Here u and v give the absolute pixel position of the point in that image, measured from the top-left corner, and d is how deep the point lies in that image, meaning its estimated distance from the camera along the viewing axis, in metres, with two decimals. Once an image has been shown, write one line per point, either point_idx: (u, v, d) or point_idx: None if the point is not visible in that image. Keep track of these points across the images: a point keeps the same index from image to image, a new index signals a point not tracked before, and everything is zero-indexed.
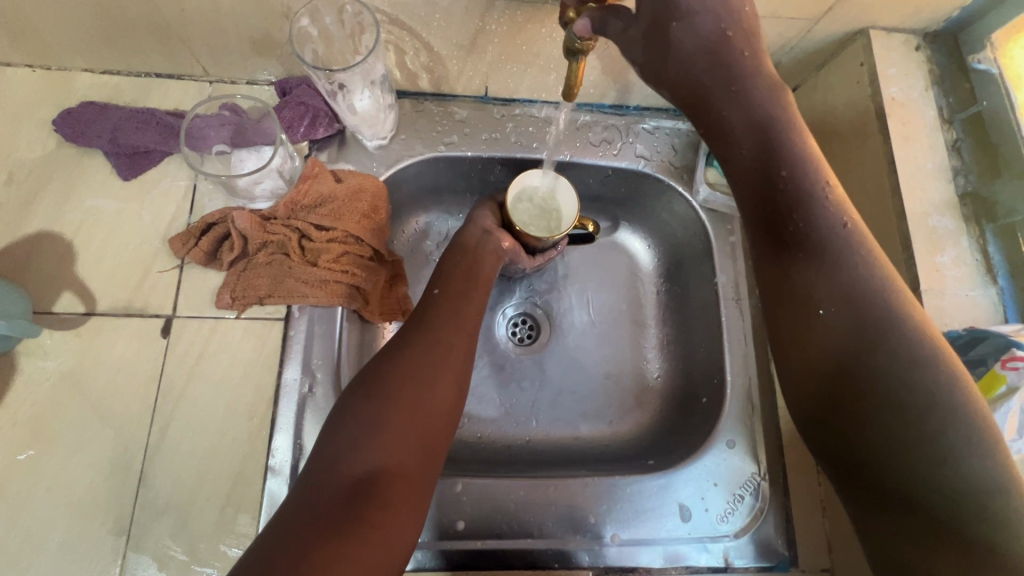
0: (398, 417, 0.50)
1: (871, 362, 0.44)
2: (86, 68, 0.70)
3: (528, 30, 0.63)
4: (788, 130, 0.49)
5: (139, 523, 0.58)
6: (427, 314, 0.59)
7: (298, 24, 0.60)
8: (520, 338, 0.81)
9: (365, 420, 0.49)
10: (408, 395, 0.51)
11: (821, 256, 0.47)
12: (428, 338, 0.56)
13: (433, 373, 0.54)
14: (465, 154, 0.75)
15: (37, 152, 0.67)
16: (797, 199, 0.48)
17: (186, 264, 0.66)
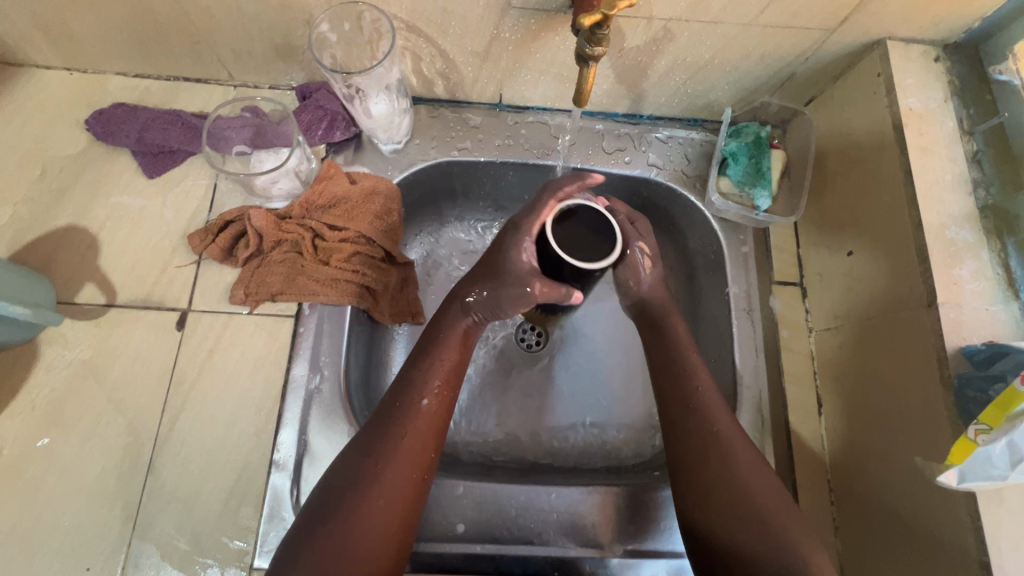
0: (345, 553, 0.48)
1: (726, 497, 0.53)
2: (120, 72, 0.73)
3: (542, 37, 0.64)
4: (697, 391, 0.59)
5: (145, 512, 0.59)
6: (403, 431, 0.54)
7: (318, 29, 0.62)
8: (528, 343, 0.80)
9: (316, 558, 0.47)
10: (367, 530, 0.49)
11: (699, 438, 0.56)
12: (376, 453, 0.53)
13: (396, 505, 0.51)
14: (478, 159, 0.76)
15: (70, 150, 0.71)
16: (704, 437, 0.56)
17: (203, 259, 0.67)
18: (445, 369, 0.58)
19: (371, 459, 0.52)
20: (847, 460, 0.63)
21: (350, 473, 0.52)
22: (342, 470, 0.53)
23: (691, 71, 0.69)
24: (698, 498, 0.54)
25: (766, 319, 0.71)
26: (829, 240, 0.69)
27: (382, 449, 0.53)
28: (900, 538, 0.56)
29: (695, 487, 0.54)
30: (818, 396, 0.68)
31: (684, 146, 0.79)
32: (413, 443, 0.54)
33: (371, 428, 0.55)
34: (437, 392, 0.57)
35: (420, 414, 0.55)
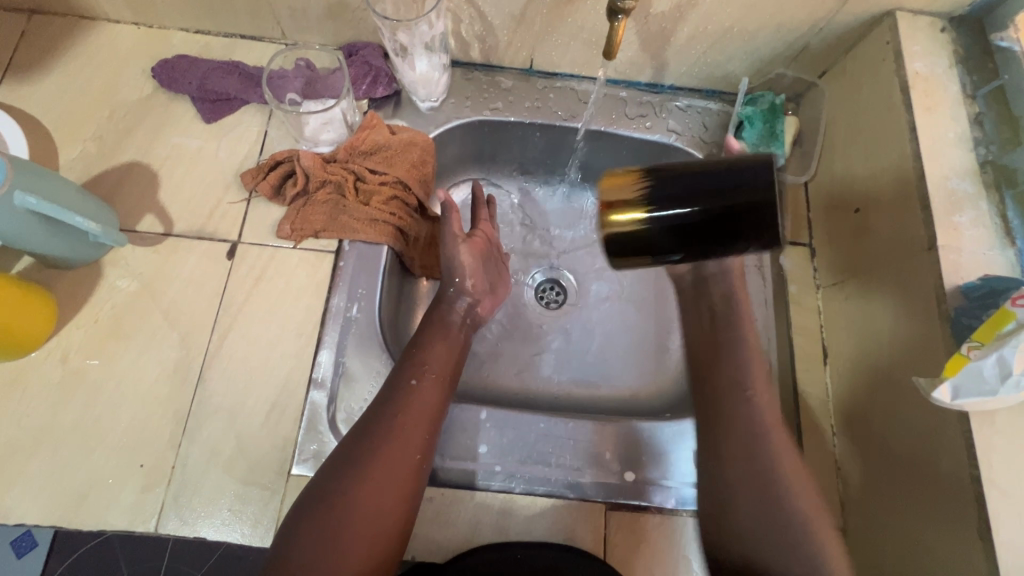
0: (385, 445, 0.55)
1: (750, 471, 0.58)
2: (182, 28, 0.80)
3: (574, 1, 0.69)
4: (748, 386, 0.62)
5: (194, 418, 0.63)
6: (397, 411, 0.57)
7: None
8: (548, 301, 0.86)
9: (360, 446, 0.54)
10: (367, 500, 0.52)
11: (742, 427, 0.60)
12: (411, 370, 0.61)
13: (395, 481, 0.53)
14: (509, 119, 0.81)
15: (135, 95, 0.77)
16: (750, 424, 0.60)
17: (253, 197, 0.73)
18: (434, 359, 0.62)
19: (366, 436, 0.55)
20: (851, 403, 0.67)
21: (349, 450, 0.55)
22: (343, 447, 0.55)
23: (712, 39, 0.74)
24: (735, 482, 0.58)
25: (776, 275, 0.76)
26: (838, 201, 0.73)
27: (377, 428, 0.56)
28: (898, 466, 0.59)
29: (730, 466, 0.59)
30: (825, 346, 0.72)
31: (703, 115, 0.83)
32: (408, 422, 0.56)
33: (371, 410, 0.58)
34: (426, 377, 0.60)
35: (411, 395, 0.58)
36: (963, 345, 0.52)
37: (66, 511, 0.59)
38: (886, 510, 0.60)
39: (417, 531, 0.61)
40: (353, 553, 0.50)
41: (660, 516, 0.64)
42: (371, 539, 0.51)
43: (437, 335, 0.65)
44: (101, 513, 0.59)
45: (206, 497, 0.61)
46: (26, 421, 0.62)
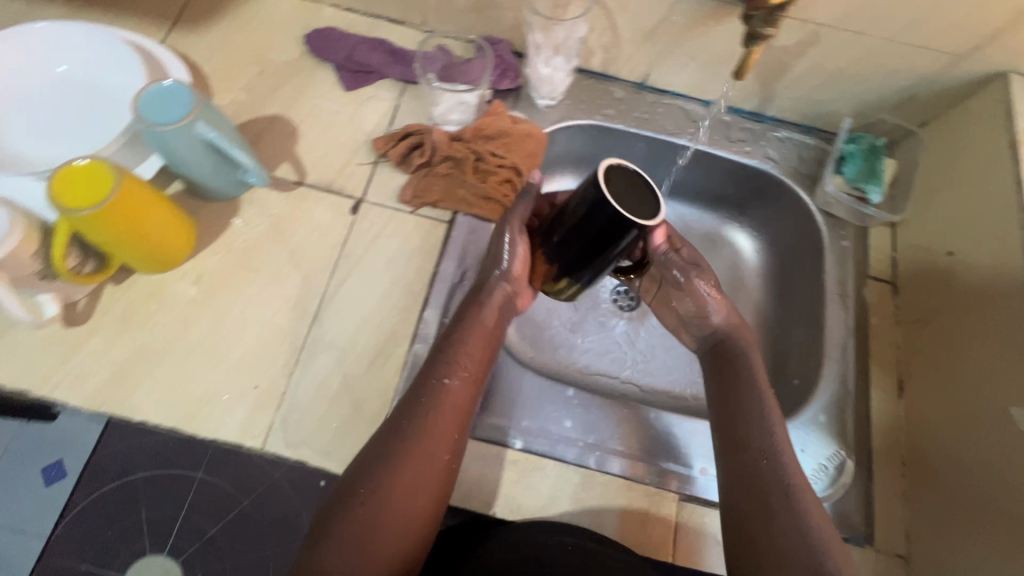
0: (410, 447, 0.53)
1: (782, 516, 0.55)
2: (333, 4, 0.87)
3: (706, 26, 0.75)
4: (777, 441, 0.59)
5: (307, 352, 0.68)
6: (433, 412, 0.55)
7: None
8: (621, 305, 0.91)
9: (386, 449, 0.53)
10: (396, 503, 0.51)
11: (774, 476, 0.57)
12: (436, 370, 0.58)
13: (425, 483, 0.52)
14: (618, 126, 0.86)
15: (284, 57, 0.84)
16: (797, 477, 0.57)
17: (380, 162, 0.79)
18: (471, 356, 0.60)
19: (394, 438, 0.53)
20: (926, 436, 0.70)
21: (378, 452, 0.53)
22: (368, 449, 0.54)
23: (825, 78, 0.79)
24: (772, 523, 0.55)
25: (858, 306, 0.79)
26: (930, 244, 0.77)
27: (405, 430, 0.54)
28: (972, 500, 0.62)
29: (751, 507, 0.56)
30: (903, 380, 0.75)
31: (799, 147, 0.88)
32: (439, 423, 0.55)
33: (397, 409, 0.56)
34: (463, 375, 0.58)
35: (445, 395, 0.56)
36: None
37: (188, 417, 0.64)
38: (952, 541, 0.62)
39: (501, 491, 0.64)
40: (382, 559, 0.49)
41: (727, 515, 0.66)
42: (402, 543, 0.50)
43: (476, 335, 0.61)
44: (217, 425, 0.64)
45: (311, 425, 0.65)
46: (160, 331, 0.67)
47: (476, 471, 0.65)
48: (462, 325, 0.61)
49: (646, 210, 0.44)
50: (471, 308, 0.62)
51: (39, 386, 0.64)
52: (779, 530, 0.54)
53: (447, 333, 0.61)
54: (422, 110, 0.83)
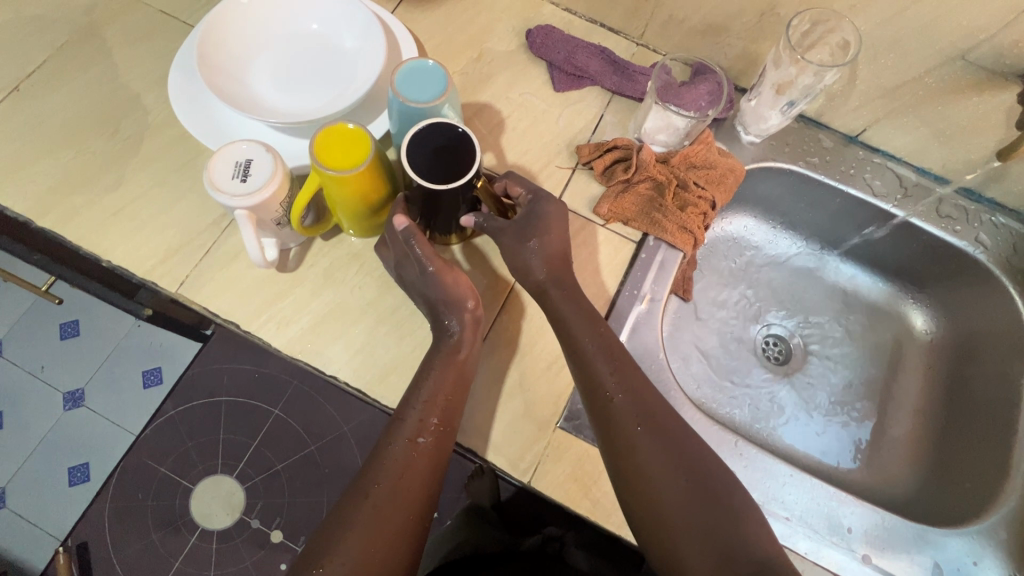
0: (392, 513, 0.55)
1: (673, 483, 0.57)
2: (554, 3, 0.87)
3: (961, 93, 0.70)
4: (619, 374, 0.62)
5: (488, 344, 0.69)
6: (398, 472, 0.57)
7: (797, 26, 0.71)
8: (771, 356, 0.90)
9: (373, 512, 0.55)
10: (363, 557, 0.53)
11: (656, 445, 0.59)
12: (418, 423, 0.59)
13: (396, 538, 0.55)
14: (820, 177, 0.83)
15: (501, 47, 0.85)
16: (634, 410, 0.60)
17: (578, 169, 0.79)
18: (437, 403, 0.60)
19: (365, 496, 0.56)
20: None
21: (350, 510, 0.55)
22: (343, 504, 0.57)
23: None
24: (674, 530, 0.56)
25: None
26: None
27: (380, 485, 0.56)
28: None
29: (632, 465, 0.58)
30: None
31: (1014, 237, 0.81)
32: (408, 480, 0.57)
33: (368, 465, 0.58)
34: (432, 427, 0.59)
35: (416, 452, 0.58)
36: None
37: (373, 381, 0.66)
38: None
39: None
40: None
41: None
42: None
43: (448, 374, 0.61)
44: (398, 396, 0.66)
45: (485, 416, 0.66)
46: (356, 294, 0.70)
47: None
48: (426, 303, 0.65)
49: (458, 173, 0.59)
50: (450, 351, 0.63)
51: (247, 321, 0.68)
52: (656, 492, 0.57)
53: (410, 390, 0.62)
54: (626, 124, 0.82)
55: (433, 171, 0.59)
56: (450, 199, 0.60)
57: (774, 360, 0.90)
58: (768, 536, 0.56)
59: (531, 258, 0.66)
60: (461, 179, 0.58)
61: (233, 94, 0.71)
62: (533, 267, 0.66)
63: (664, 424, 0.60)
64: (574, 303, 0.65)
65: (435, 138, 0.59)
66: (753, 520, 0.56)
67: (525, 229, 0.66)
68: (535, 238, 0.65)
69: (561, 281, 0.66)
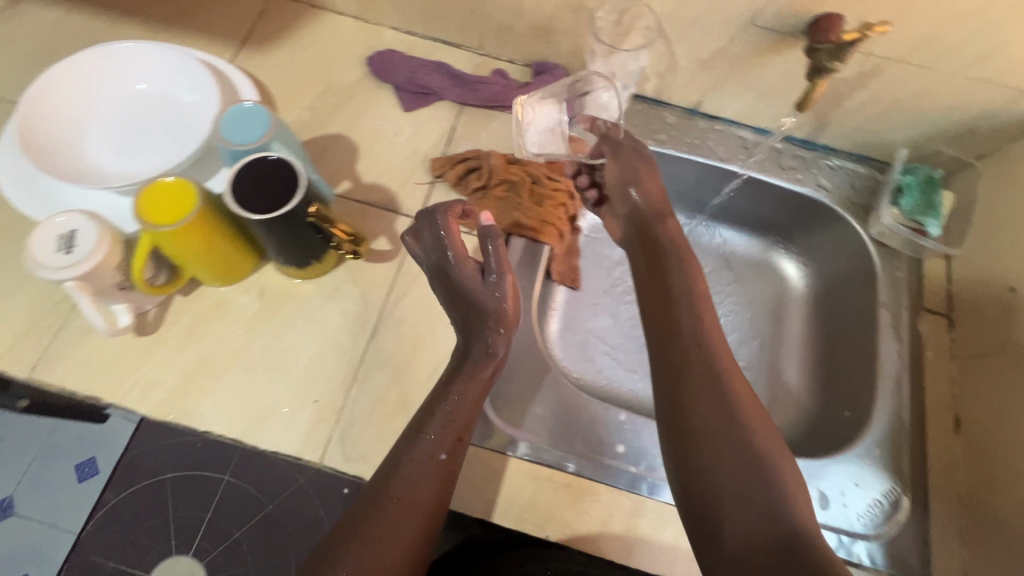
0: (398, 528, 0.51)
1: (749, 462, 0.50)
2: (394, 27, 0.90)
3: (765, 56, 0.75)
4: (706, 346, 0.59)
5: (365, 369, 0.70)
6: (417, 487, 0.53)
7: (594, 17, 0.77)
8: None
9: (377, 529, 0.51)
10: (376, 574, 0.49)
11: (716, 402, 0.54)
12: (440, 433, 0.56)
13: (406, 557, 0.51)
14: (669, 151, 0.88)
15: (346, 77, 0.87)
16: (706, 379, 0.55)
17: (437, 183, 0.81)
18: (455, 420, 0.57)
19: (377, 513, 0.52)
20: (984, 479, 0.68)
21: (362, 526, 0.51)
22: (353, 520, 0.51)
23: (881, 108, 0.79)
24: (699, 407, 0.54)
25: (913, 337, 0.78)
26: (990, 279, 0.75)
27: (399, 501, 0.52)
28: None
29: (675, 358, 0.59)
30: (957, 417, 0.74)
31: (852, 177, 0.88)
32: (422, 494, 0.53)
33: (385, 476, 0.54)
34: (449, 443, 0.56)
35: (436, 468, 0.54)
36: None
37: (250, 429, 0.66)
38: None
39: (550, 513, 0.65)
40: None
41: None
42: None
43: (472, 389, 0.59)
44: (278, 438, 0.65)
45: (369, 440, 0.66)
46: (224, 344, 0.69)
47: (530, 493, 0.66)
48: (473, 301, 0.62)
49: (282, 200, 0.60)
50: (483, 358, 0.60)
51: (110, 393, 0.66)
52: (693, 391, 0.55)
53: (438, 385, 0.60)
54: (478, 131, 0.85)
55: (257, 200, 0.60)
56: (283, 226, 0.61)
57: None
58: (787, 466, 0.50)
59: (638, 203, 0.72)
60: (287, 206, 0.59)
61: (62, 166, 0.69)
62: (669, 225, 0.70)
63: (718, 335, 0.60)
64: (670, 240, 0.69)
65: (254, 170, 0.61)
66: (773, 448, 0.51)
67: (626, 182, 0.73)
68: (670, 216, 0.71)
69: (664, 219, 0.71)
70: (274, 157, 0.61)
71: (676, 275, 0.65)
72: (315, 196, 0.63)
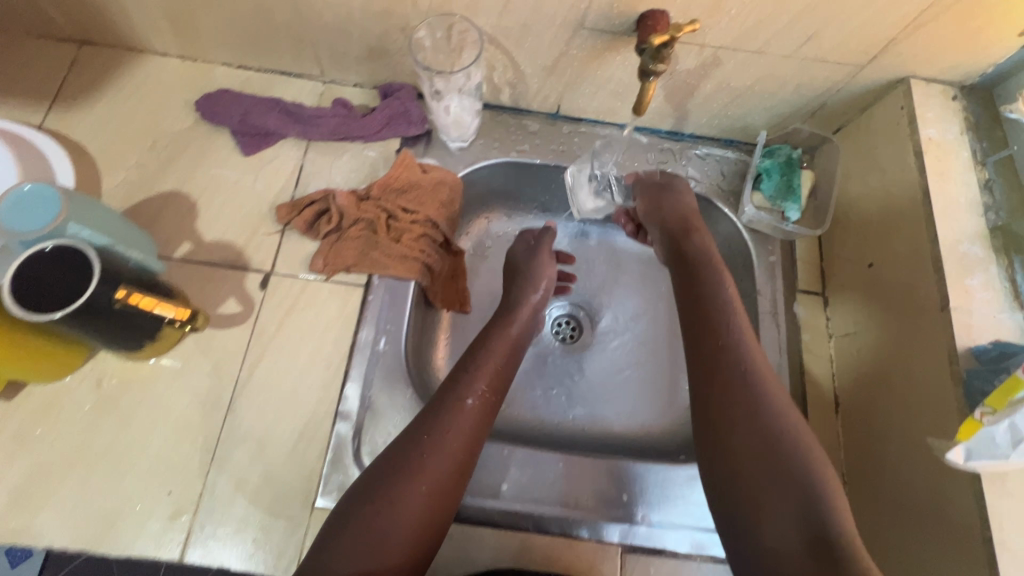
0: (426, 470, 0.55)
1: (768, 465, 0.52)
2: (225, 63, 0.83)
3: (604, 56, 0.72)
4: (739, 347, 0.60)
5: (223, 448, 0.65)
6: (449, 428, 0.58)
7: (415, 35, 0.71)
8: (564, 337, 0.91)
9: (411, 469, 0.55)
10: (411, 507, 0.54)
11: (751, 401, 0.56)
12: (458, 382, 0.63)
13: (437, 492, 0.55)
14: (534, 161, 0.84)
15: (176, 125, 0.80)
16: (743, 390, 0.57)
17: (286, 230, 0.75)
18: (488, 374, 0.64)
19: (417, 451, 0.56)
20: (863, 457, 0.68)
21: (402, 456, 0.56)
22: (392, 453, 0.57)
23: (733, 94, 0.77)
24: (731, 416, 0.56)
25: (790, 321, 0.78)
26: (852, 255, 0.75)
27: (432, 439, 0.57)
28: (903, 518, 0.61)
29: (714, 374, 0.58)
30: (837, 398, 0.74)
31: (721, 164, 0.86)
32: (455, 444, 0.58)
33: (426, 416, 0.59)
34: (479, 394, 0.62)
35: (465, 412, 0.60)
36: (976, 410, 0.54)
37: (96, 536, 0.60)
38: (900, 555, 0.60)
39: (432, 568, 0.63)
40: (393, 553, 0.52)
41: (675, 560, 0.66)
42: (411, 537, 0.53)
43: (501, 345, 0.68)
44: (130, 540, 0.61)
45: (231, 526, 0.62)
46: (60, 446, 0.63)
47: None
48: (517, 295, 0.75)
49: (74, 293, 0.55)
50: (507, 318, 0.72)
51: None
52: (721, 405, 0.56)
53: (474, 346, 0.68)
54: (328, 167, 0.79)
55: (42, 299, 0.54)
56: (88, 319, 0.56)
57: (567, 339, 0.91)
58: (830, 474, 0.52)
59: (673, 209, 0.76)
60: (80, 298, 0.54)
61: None
62: (705, 246, 0.71)
63: (743, 338, 0.60)
64: (698, 249, 0.71)
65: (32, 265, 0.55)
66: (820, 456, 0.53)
67: (658, 198, 0.78)
68: (697, 233, 0.73)
69: (689, 231, 0.74)
70: (50, 248, 0.56)
71: (704, 287, 0.65)
72: (116, 279, 0.57)
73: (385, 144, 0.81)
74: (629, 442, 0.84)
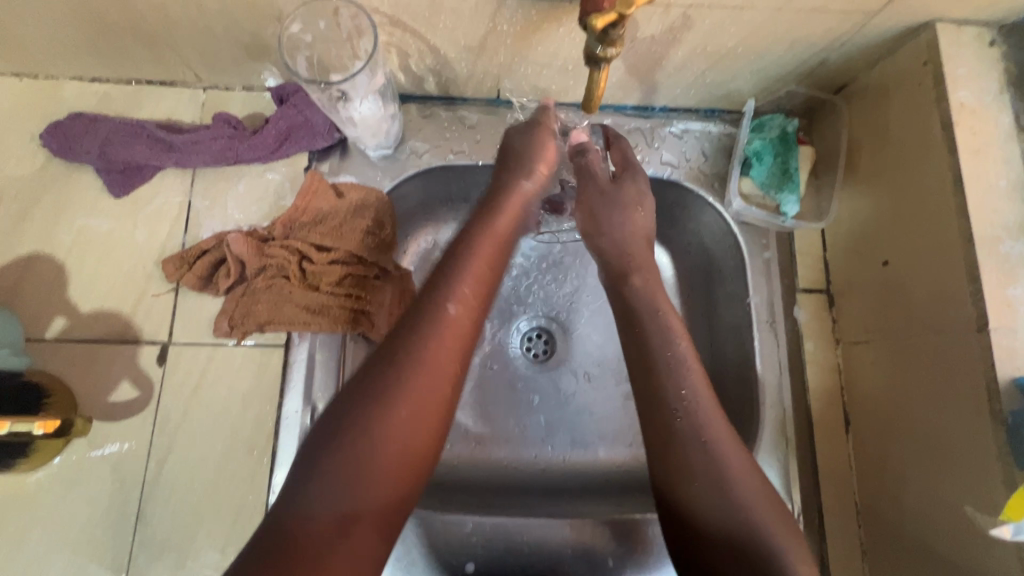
0: (419, 385, 0.44)
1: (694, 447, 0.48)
2: (74, 77, 0.66)
3: (544, 29, 0.56)
4: (708, 422, 0.49)
5: (139, 561, 0.56)
6: (426, 340, 0.45)
7: (288, 30, 0.54)
8: (535, 354, 0.77)
9: (394, 385, 0.43)
10: (394, 450, 0.42)
11: (707, 475, 0.47)
12: (454, 274, 0.49)
13: (432, 402, 0.44)
14: (477, 162, 0.69)
15: (25, 167, 0.64)
16: (710, 481, 0.46)
17: (180, 288, 0.62)
18: (475, 278, 0.50)
19: (403, 345, 0.45)
20: (880, 499, 0.59)
21: (375, 381, 0.43)
22: (361, 379, 0.44)
23: (712, 59, 0.61)
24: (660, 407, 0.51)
25: (791, 330, 0.66)
26: (866, 250, 0.63)
27: (411, 359, 0.44)
28: (934, 546, 0.53)
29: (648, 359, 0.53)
30: (846, 413, 0.64)
31: (704, 140, 0.71)
32: (443, 341, 0.46)
33: (395, 327, 0.47)
34: (466, 299, 0.48)
35: (447, 321, 0.47)
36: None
37: None
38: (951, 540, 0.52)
39: None
40: (377, 494, 0.41)
41: None
42: (397, 471, 0.42)
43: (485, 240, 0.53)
44: None
45: None
46: None
47: None
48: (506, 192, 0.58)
49: None
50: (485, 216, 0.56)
51: None
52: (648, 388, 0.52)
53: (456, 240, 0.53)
54: (221, 200, 0.65)
55: None
56: None
57: (537, 355, 0.77)
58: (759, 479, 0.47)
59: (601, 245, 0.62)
60: None
61: None
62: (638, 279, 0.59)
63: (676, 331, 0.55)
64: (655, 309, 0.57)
65: None
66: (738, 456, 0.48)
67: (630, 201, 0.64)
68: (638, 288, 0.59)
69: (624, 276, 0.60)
70: None
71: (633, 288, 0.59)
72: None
73: (289, 163, 0.66)
74: (615, 477, 0.72)
